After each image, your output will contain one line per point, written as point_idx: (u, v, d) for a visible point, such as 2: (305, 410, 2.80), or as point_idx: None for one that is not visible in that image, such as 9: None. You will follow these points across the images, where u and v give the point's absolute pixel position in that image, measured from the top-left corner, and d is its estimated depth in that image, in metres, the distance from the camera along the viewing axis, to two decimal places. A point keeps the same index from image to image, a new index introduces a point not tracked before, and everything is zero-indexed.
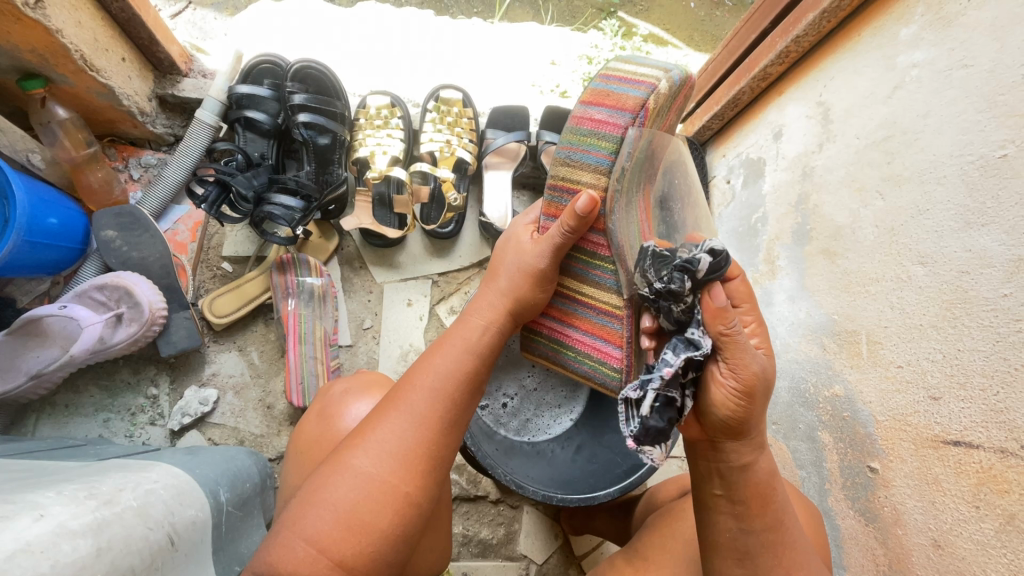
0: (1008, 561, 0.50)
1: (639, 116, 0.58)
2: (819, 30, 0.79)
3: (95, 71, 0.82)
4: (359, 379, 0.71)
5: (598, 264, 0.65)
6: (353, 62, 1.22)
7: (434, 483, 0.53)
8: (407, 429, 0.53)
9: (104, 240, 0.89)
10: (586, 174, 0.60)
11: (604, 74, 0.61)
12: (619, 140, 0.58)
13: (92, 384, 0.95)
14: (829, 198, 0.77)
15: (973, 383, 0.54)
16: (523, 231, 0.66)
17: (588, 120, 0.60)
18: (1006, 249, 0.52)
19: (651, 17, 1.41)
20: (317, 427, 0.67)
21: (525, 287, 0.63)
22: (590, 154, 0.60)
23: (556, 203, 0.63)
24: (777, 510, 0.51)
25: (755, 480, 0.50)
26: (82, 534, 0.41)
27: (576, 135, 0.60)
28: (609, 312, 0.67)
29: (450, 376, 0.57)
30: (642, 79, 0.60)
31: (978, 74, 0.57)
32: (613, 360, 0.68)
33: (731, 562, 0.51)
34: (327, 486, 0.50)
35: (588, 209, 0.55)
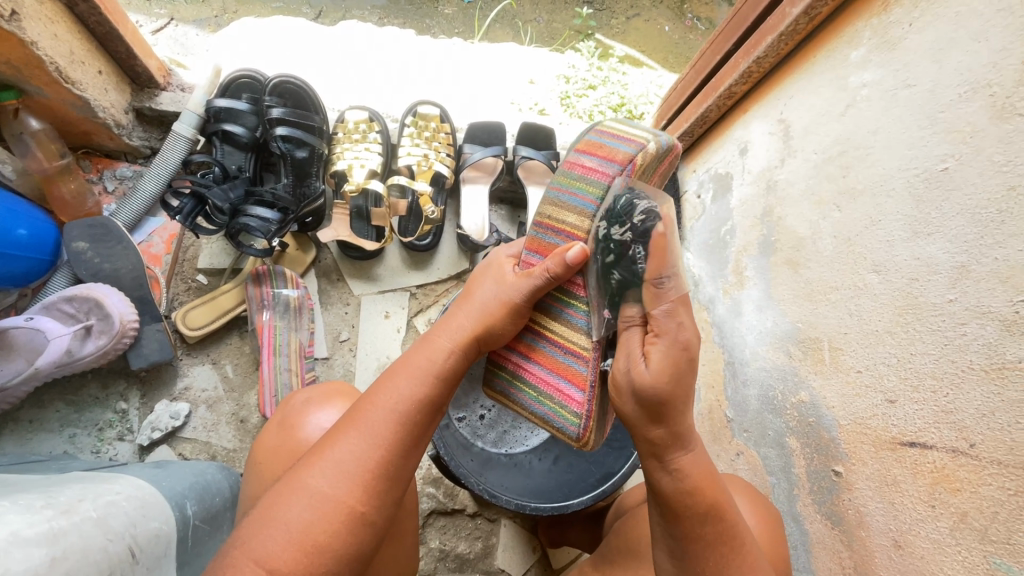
0: (962, 557, 0.52)
1: (627, 169, 0.60)
2: (778, 52, 0.83)
3: (70, 83, 0.82)
4: (319, 389, 0.71)
5: (576, 304, 0.64)
6: (334, 78, 1.24)
7: (391, 501, 0.53)
8: (365, 450, 0.52)
9: (74, 252, 0.88)
10: (570, 216, 0.62)
11: (600, 129, 0.64)
12: (606, 187, 0.60)
13: (58, 399, 0.92)
14: (792, 211, 0.80)
15: (925, 386, 0.57)
16: (506, 264, 0.65)
17: (580, 166, 0.62)
18: (950, 256, 0.55)
19: (626, 40, 1.47)
20: (279, 436, 0.67)
21: (500, 318, 0.61)
22: (577, 198, 0.62)
23: (541, 239, 0.64)
24: (707, 514, 0.52)
25: (671, 484, 0.52)
26: (36, 543, 0.40)
27: (567, 178, 0.63)
28: (575, 353, 0.65)
29: (412, 397, 0.55)
30: (633, 137, 0.62)
31: (920, 94, 0.60)
32: (574, 404, 0.66)
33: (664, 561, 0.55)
34: (282, 504, 0.50)
35: (576, 259, 0.57)
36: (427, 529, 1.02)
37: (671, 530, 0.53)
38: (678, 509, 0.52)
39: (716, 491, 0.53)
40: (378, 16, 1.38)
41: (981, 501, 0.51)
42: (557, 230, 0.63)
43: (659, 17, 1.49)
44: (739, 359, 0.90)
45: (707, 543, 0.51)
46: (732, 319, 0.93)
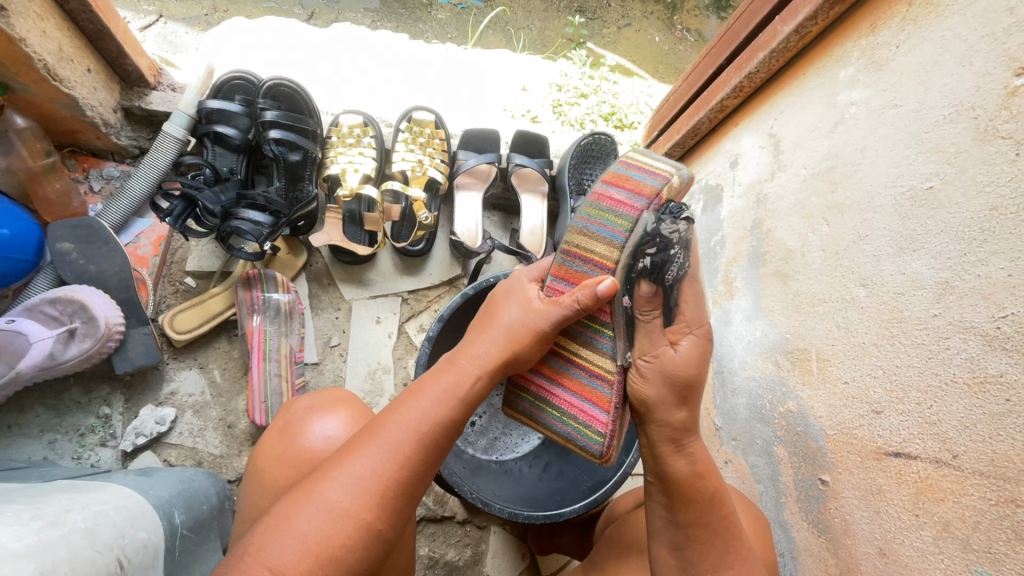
0: (944, 565, 0.54)
1: (654, 203, 0.60)
2: (769, 68, 0.85)
3: (58, 81, 0.81)
4: (322, 396, 0.70)
5: (599, 328, 0.64)
6: (325, 79, 1.23)
7: (404, 518, 0.53)
8: (384, 463, 0.52)
9: (59, 253, 0.86)
10: (598, 246, 0.61)
11: (624, 161, 0.64)
12: (636, 220, 0.60)
13: (38, 404, 0.90)
14: (781, 223, 0.82)
15: (909, 397, 0.58)
16: (530, 289, 0.65)
17: (608, 198, 0.61)
18: (934, 273, 0.57)
19: (617, 50, 1.49)
20: (280, 444, 0.66)
21: (526, 344, 0.62)
22: (605, 228, 0.61)
23: (568, 267, 0.63)
24: (711, 502, 0.59)
25: (683, 468, 0.60)
26: (26, 556, 0.39)
27: (595, 209, 0.62)
28: (600, 375, 0.65)
29: (433, 414, 0.56)
30: (659, 170, 0.62)
31: (906, 114, 0.62)
32: (599, 424, 0.65)
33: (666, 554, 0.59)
34: (297, 514, 0.49)
35: (607, 293, 0.57)
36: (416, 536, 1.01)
37: (676, 518, 0.59)
38: (688, 493, 0.59)
39: (716, 482, 0.61)
40: (371, 20, 1.38)
41: (963, 510, 0.53)
42: (587, 258, 0.62)
43: (649, 28, 1.51)
44: (727, 368, 0.91)
45: (708, 531, 0.58)
46: (721, 328, 0.95)
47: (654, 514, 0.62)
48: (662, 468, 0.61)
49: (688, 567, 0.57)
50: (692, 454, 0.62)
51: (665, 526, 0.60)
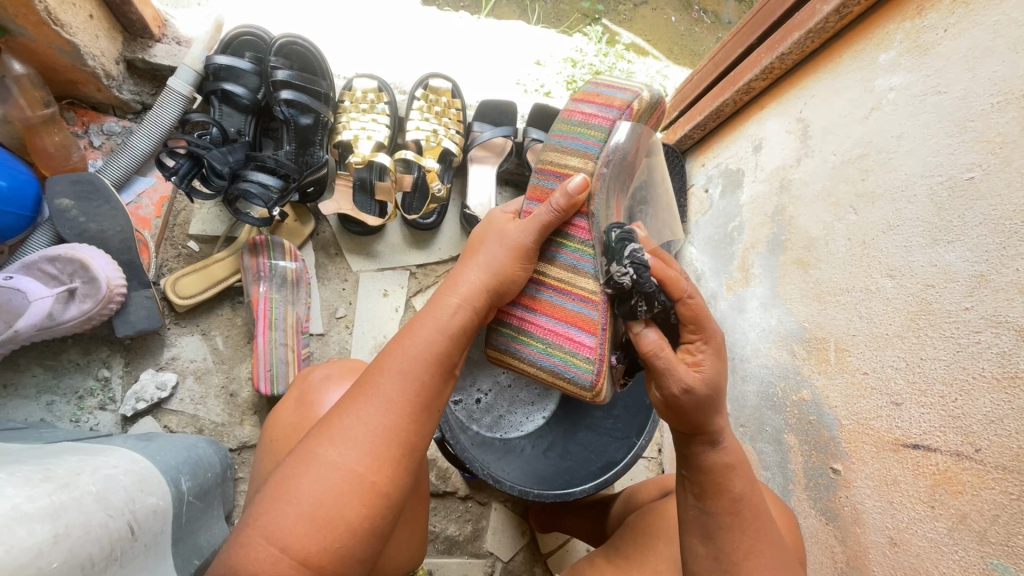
0: (959, 557, 0.54)
1: (625, 112, 0.66)
2: (803, 49, 0.82)
3: (59, 25, 0.76)
4: (338, 366, 0.69)
5: (579, 247, 0.65)
6: (334, 41, 1.18)
7: (407, 472, 0.52)
8: (377, 416, 0.51)
9: (58, 209, 0.83)
10: (572, 159, 0.66)
11: (595, 81, 0.70)
12: (608, 129, 0.65)
13: (35, 364, 0.88)
14: (805, 210, 0.80)
15: (933, 390, 0.58)
16: (504, 218, 0.67)
17: (580, 114, 0.67)
18: (969, 265, 0.56)
19: (633, 28, 1.45)
20: (293, 415, 0.64)
21: (508, 263, 0.63)
22: (578, 141, 0.66)
23: (543, 186, 0.67)
24: (745, 493, 0.55)
25: (718, 458, 0.56)
26: (38, 519, 0.37)
27: (568, 124, 0.67)
28: (584, 299, 0.65)
29: (422, 359, 0.55)
30: (625, 86, 0.69)
31: (950, 101, 0.60)
32: (585, 350, 0.65)
33: (697, 542, 0.55)
34: (294, 478, 0.48)
35: (577, 189, 0.61)
36: None
37: (708, 507, 0.55)
38: (719, 484, 0.55)
39: (748, 472, 0.56)
40: None
41: (981, 504, 0.53)
42: (559, 172, 0.66)
43: (666, 7, 1.48)
44: (739, 355, 0.91)
45: (741, 520, 0.54)
46: (734, 315, 0.94)
47: (682, 505, 0.57)
48: (694, 462, 0.56)
49: (720, 557, 0.53)
50: (729, 444, 0.57)
51: (695, 516, 0.56)
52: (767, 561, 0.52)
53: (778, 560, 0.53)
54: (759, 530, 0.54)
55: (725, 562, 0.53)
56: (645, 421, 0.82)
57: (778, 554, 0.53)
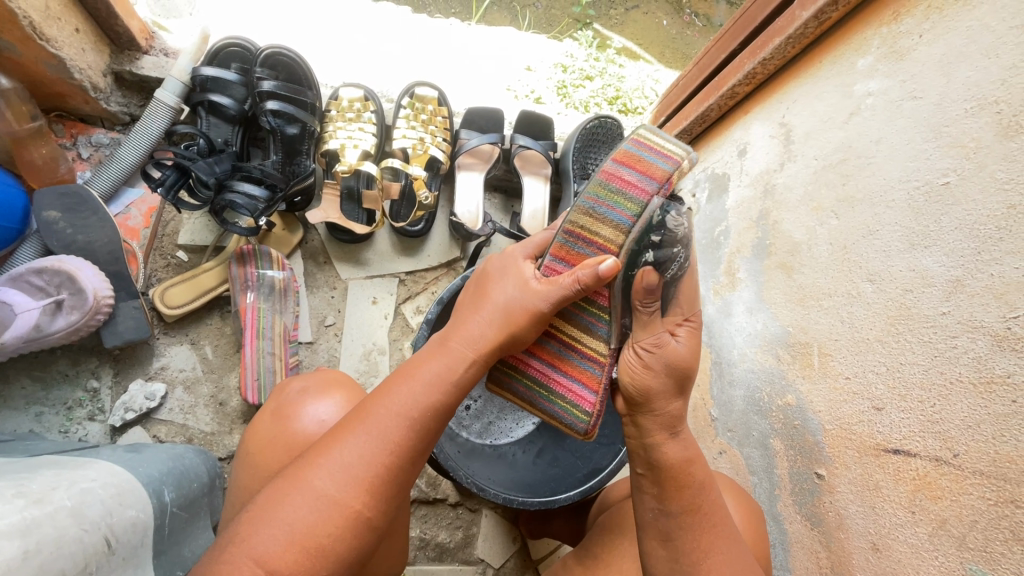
0: (939, 562, 0.54)
1: (665, 188, 0.58)
2: (784, 55, 0.83)
3: (44, 40, 0.77)
4: (316, 378, 0.69)
5: (596, 311, 0.62)
6: (324, 50, 1.19)
7: (395, 505, 0.52)
8: (376, 454, 0.51)
9: (45, 222, 0.83)
10: (605, 228, 0.59)
11: (636, 137, 0.59)
12: (645, 206, 0.57)
13: (24, 375, 0.88)
14: (788, 215, 0.80)
15: (913, 395, 0.58)
16: (524, 267, 0.60)
17: (618, 179, 0.57)
18: (946, 270, 0.56)
19: (624, 32, 1.45)
20: (271, 428, 0.64)
21: (522, 324, 0.57)
22: (613, 211, 0.58)
23: (569, 248, 0.59)
24: (701, 489, 0.57)
25: (675, 455, 0.58)
26: (8, 535, 0.38)
27: (604, 190, 0.58)
28: (592, 357, 0.64)
29: (426, 403, 0.53)
30: (671, 152, 0.59)
31: (926, 106, 0.60)
32: (587, 404, 0.64)
33: (658, 544, 0.56)
34: (286, 502, 0.48)
35: (610, 276, 0.53)
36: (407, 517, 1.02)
37: (667, 507, 0.56)
38: (679, 481, 0.57)
39: (704, 467, 0.59)
40: None
41: (960, 509, 0.53)
42: (590, 240, 0.59)
43: (657, 11, 1.48)
44: (726, 359, 0.91)
45: (701, 517, 0.55)
46: (721, 319, 0.94)
47: (642, 507, 0.59)
48: (653, 458, 0.59)
49: (679, 558, 0.54)
50: (686, 437, 0.60)
51: (654, 518, 0.57)
52: (723, 560, 0.54)
53: (734, 557, 0.54)
54: (713, 524, 0.56)
55: (684, 561, 0.54)
56: None
57: (733, 547, 0.55)
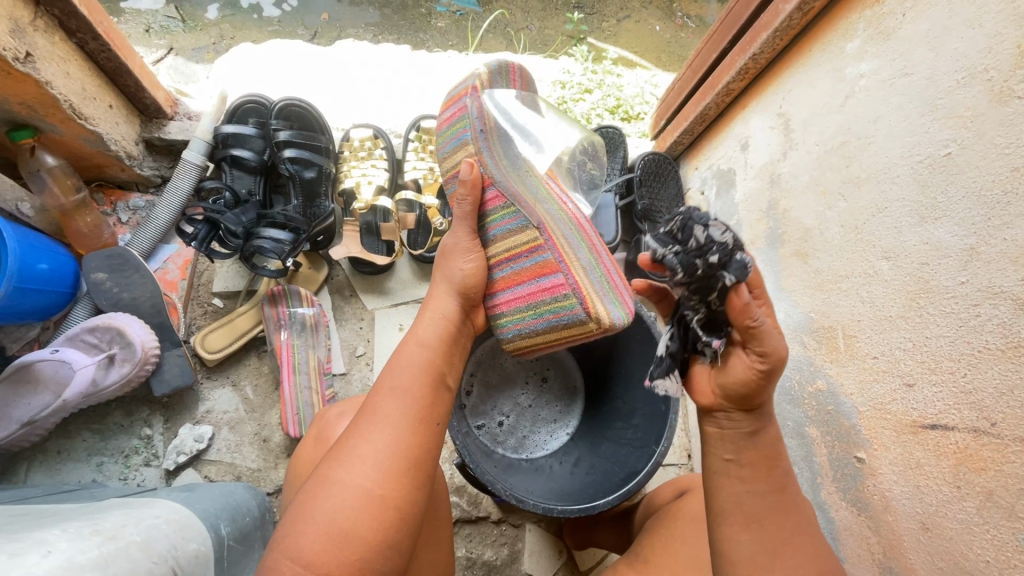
0: (990, 536, 0.53)
1: (473, 90, 0.65)
2: (773, 47, 0.84)
3: (83, 119, 0.84)
4: (349, 403, 0.72)
5: (503, 212, 0.64)
6: (334, 95, 1.26)
7: (420, 481, 0.55)
8: (379, 437, 0.54)
9: (94, 283, 0.90)
10: (458, 154, 0.66)
11: (446, 90, 0.70)
12: (467, 114, 0.64)
13: (84, 429, 0.94)
14: (796, 202, 0.81)
15: (942, 367, 0.58)
16: (446, 229, 0.70)
17: (445, 121, 0.68)
18: (959, 240, 0.56)
19: (619, 42, 1.53)
20: (314, 451, 0.67)
21: (458, 264, 0.65)
22: (454, 140, 0.66)
23: (453, 192, 0.68)
24: (784, 476, 0.53)
25: (764, 438, 0.53)
26: (89, 568, 0.41)
27: (442, 136, 0.68)
28: (535, 250, 0.62)
29: (411, 372, 0.59)
30: (468, 73, 0.69)
31: (918, 81, 0.61)
32: (562, 289, 0.61)
33: (738, 528, 0.51)
34: (311, 503, 0.52)
35: (468, 173, 0.62)
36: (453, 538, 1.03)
37: (754, 490, 0.52)
38: (762, 474, 0.52)
39: (784, 454, 0.54)
40: (373, 34, 1.51)
41: (1006, 479, 0.52)
42: (454, 175, 0.67)
43: (650, 18, 1.55)
44: None
45: (784, 504, 0.52)
46: None
47: (721, 489, 0.53)
48: (746, 442, 0.53)
49: (762, 543, 0.50)
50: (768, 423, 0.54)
51: (735, 501, 0.52)
52: (799, 549, 0.51)
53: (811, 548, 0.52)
54: (791, 516, 0.52)
55: (770, 544, 0.50)
56: (663, 428, 0.83)
57: (814, 542, 0.52)
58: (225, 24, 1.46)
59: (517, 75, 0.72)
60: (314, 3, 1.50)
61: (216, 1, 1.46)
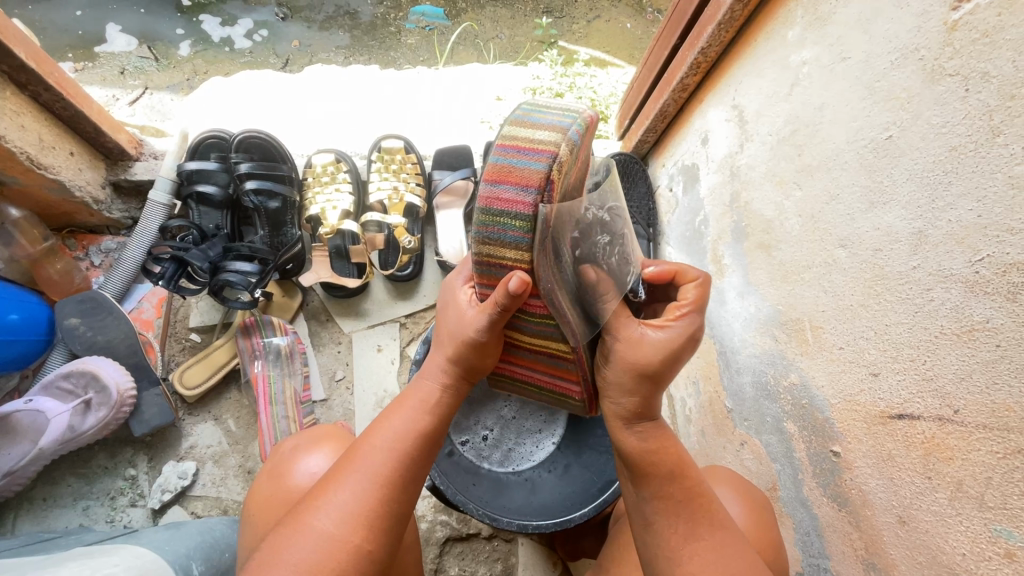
0: (964, 528, 0.49)
1: (547, 190, 0.49)
2: (720, 40, 0.85)
3: (43, 168, 0.86)
4: (308, 435, 0.75)
5: (541, 321, 0.59)
6: (303, 121, 1.27)
7: (391, 538, 0.56)
8: (365, 489, 0.55)
9: (67, 328, 0.91)
10: (508, 253, 0.52)
11: (500, 145, 0.51)
12: (533, 217, 0.49)
13: (69, 474, 0.95)
14: (756, 193, 0.80)
15: (904, 355, 0.55)
16: (467, 296, 0.62)
17: (496, 200, 0.50)
18: (907, 223, 0.54)
19: (590, 43, 1.53)
20: (269, 486, 0.70)
21: (470, 355, 0.61)
22: (507, 232, 0.51)
23: (489, 275, 0.56)
24: (670, 474, 0.57)
25: (637, 444, 0.58)
26: None
27: (488, 215, 0.51)
28: (561, 357, 0.65)
29: (408, 435, 0.59)
30: (541, 146, 0.50)
31: (856, 65, 0.61)
32: (573, 393, 0.72)
33: (643, 532, 0.57)
34: (286, 547, 0.52)
35: (519, 289, 0.50)
36: (445, 557, 1.02)
37: (642, 493, 0.57)
38: (647, 468, 0.57)
39: (675, 451, 0.58)
40: (343, 56, 1.51)
41: (973, 468, 0.48)
42: (498, 267, 0.54)
43: (620, 16, 1.56)
44: (730, 348, 0.87)
45: (674, 503, 0.56)
46: (717, 309, 0.92)
47: (629, 497, 0.60)
48: (620, 449, 0.60)
49: (659, 542, 0.55)
50: (649, 429, 0.59)
51: (637, 504, 0.58)
52: (707, 543, 0.53)
53: (719, 538, 0.54)
54: (684, 513, 0.55)
55: (669, 549, 0.54)
56: None
57: (721, 534, 0.54)
58: (197, 60, 1.47)
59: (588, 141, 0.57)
60: (284, 32, 1.52)
61: (187, 38, 1.48)
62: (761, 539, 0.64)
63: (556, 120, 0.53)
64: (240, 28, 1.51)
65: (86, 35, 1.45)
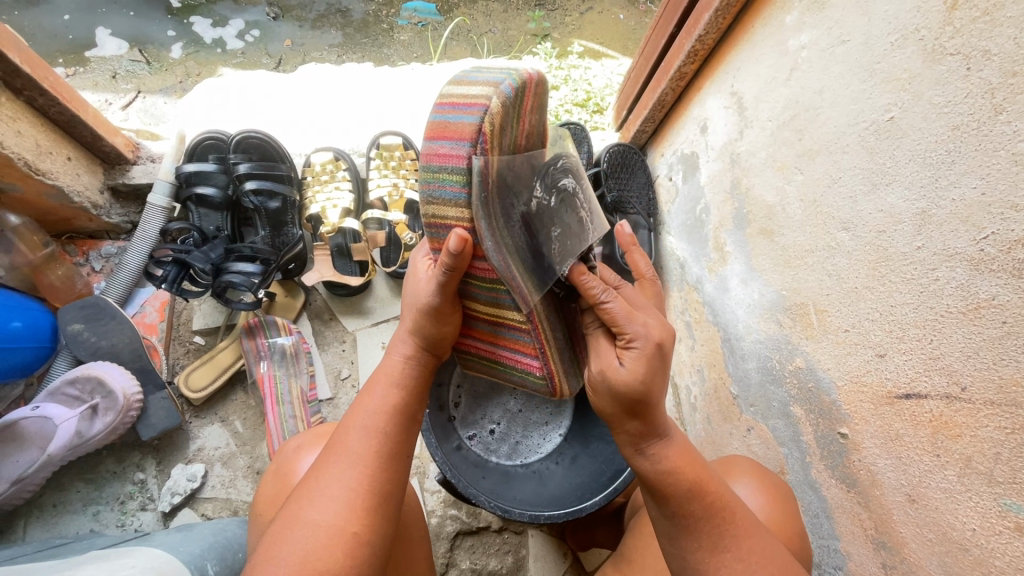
0: (974, 504, 0.50)
1: (479, 141, 0.52)
2: (718, 27, 0.86)
3: (40, 174, 0.86)
4: (309, 435, 0.75)
5: (491, 287, 0.61)
6: (299, 121, 1.27)
7: (383, 517, 0.55)
8: (349, 473, 0.55)
9: (71, 334, 0.91)
10: (450, 210, 0.56)
11: (438, 103, 0.55)
12: (467, 170, 0.53)
13: (78, 480, 0.95)
14: (757, 179, 0.80)
15: (910, 335, 0.55)
16: (423, 266, 0.65)
17: (435, 156, 0.55)
18: (910, 204, 0.54)
19: (584, 35, 1.53)
20: (271, 487, 0.70)
21: (429, 324, 0.63)
22: (447, 189, 0.55)
23: (438, 238, 0.60)
24: (689, 493, 0.55)
25: (649, 468, 0.57)
26: None
27: (429, 173, 0.56)
28: (517, 327, 0.66)
29: (382, 414, 0.60)
30: (474, 99, 0.53)
31: (854, 48, 0.62)
32: (535, 370, 0.70)
33: (666, 539, 0.58)
34: (281, 541, 0.52)
35: (461, 247, 0.53)
36: (456, 551, 1.03)
37: (664, 511, 0.56)
38: (663, 490, 0.56)
39: (689, 469, 0.56)
40: (337, 54, 1.51)
41: (981, 444, 0.49)
42: (443, 226, 0.57)
43: (613, 7, 1.56)
44: (733, 335, 0.88)
45: (695, 520, 0.55)
46: (720, 297, 0.92)
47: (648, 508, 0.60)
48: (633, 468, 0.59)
49: (682, 555, 0.56)
50: (658, 450, 0.57)
51: (660, 518, 0.58)
52: (733, 554, 0.54)
53: (747, 547, 0.54)
54: (706, 528, 0.55)
55: (691, 561, 0.55)
56: None
57: (749, 540, 0.55)
58: (189, 62, 1.46)
59: (528, 99, 0.59)
60: (277, 31, 1.51)
61: (179, 40, 1.47)
62: (782, 523, 0.64)
63: (492, 77, 0.56)
64: (232, 28, 1.50)
65: (77, 40, 1.44)
